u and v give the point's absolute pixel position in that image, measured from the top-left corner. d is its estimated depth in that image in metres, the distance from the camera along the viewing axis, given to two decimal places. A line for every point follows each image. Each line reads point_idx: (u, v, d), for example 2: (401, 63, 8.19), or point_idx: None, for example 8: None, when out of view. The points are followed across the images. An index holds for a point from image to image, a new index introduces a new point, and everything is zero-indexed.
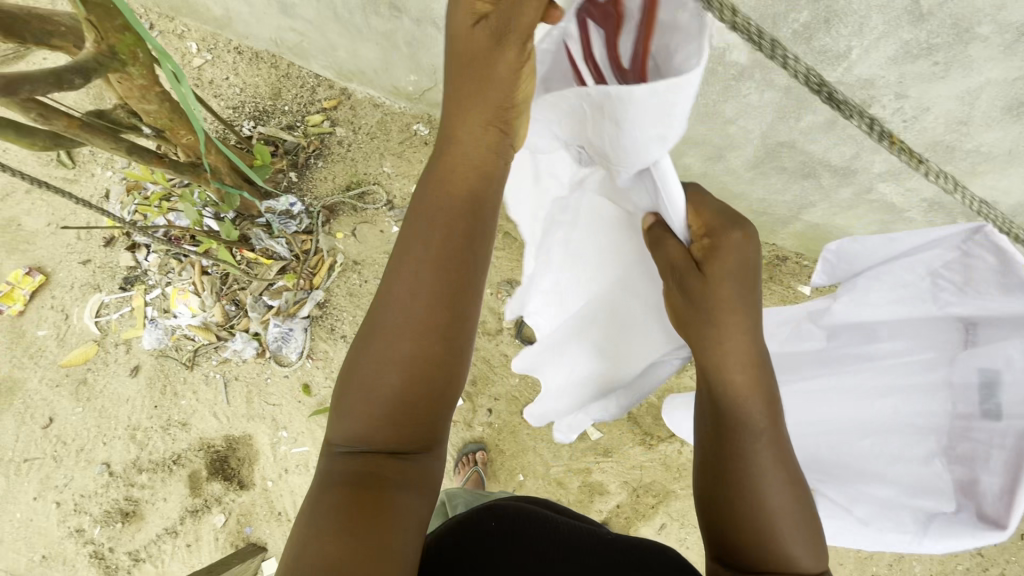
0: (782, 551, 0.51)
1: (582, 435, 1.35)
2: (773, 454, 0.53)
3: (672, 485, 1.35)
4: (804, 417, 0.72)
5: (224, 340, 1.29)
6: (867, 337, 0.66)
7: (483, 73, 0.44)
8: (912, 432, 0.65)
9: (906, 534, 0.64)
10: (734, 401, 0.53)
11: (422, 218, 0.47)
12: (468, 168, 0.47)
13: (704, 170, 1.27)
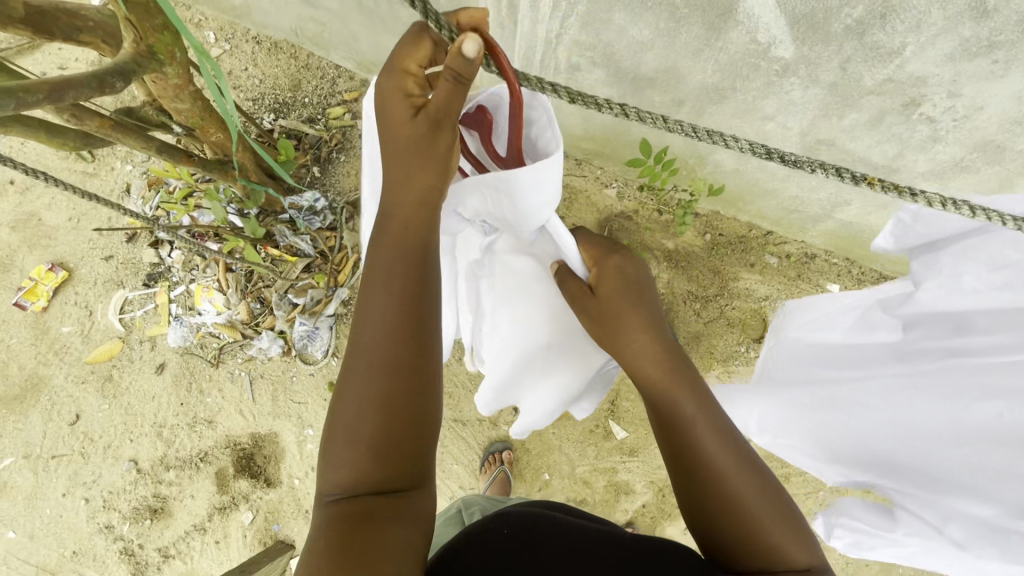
0: (753, 534, 0.54)
1: (608, 434, 1.34)
2: (715, 441, 0.60)
3: None
4: (894, 415, 0.76)
5: (249, 338, 1.28)
6: (958, 329, 0.68)
7: (424, 148, 0.49)
8: (1021, 443, 0.64)
9: (1012, 560, 0.65)
10: (670, 402, 0.63)
11: (383, 265, 0.50)
12: (416, 216, 0.52)
13: (736, 167, 1.24)
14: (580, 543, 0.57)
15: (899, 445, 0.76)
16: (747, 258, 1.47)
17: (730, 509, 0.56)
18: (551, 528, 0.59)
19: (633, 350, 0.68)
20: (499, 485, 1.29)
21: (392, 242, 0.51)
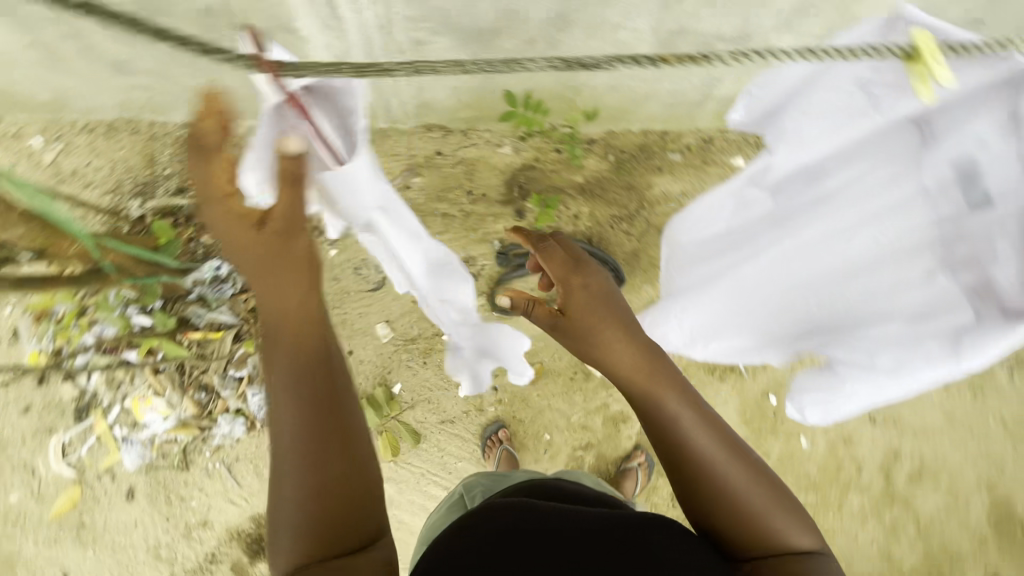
0: (734, 493, 0.64)
1: (588, 376, 1.37)
2: (695, 421, 0.69)
3: None
4: (793, 277, 0.80)
5: (208, 429, 1.23)
6: (814, 179, 0.72)
7: (284, 259, 0.64)
8: (905, 255, 0.69)
9: (939, 361, 0.68)
10: (647, 395, 0.72)
11: (276, 384, 0.62)
12: (299, 324, 0.64)
13: (611, 84, 1.24)
14: (561, 529, 0.60)
15: (808, 302, 0.81)
16: (653, 162, 1.51)
17: (725, 490, 0.64)
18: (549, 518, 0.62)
19: (616, 358, 0.75)
20: (508, 463, 1.32)
21: (282, 354, 0.63)
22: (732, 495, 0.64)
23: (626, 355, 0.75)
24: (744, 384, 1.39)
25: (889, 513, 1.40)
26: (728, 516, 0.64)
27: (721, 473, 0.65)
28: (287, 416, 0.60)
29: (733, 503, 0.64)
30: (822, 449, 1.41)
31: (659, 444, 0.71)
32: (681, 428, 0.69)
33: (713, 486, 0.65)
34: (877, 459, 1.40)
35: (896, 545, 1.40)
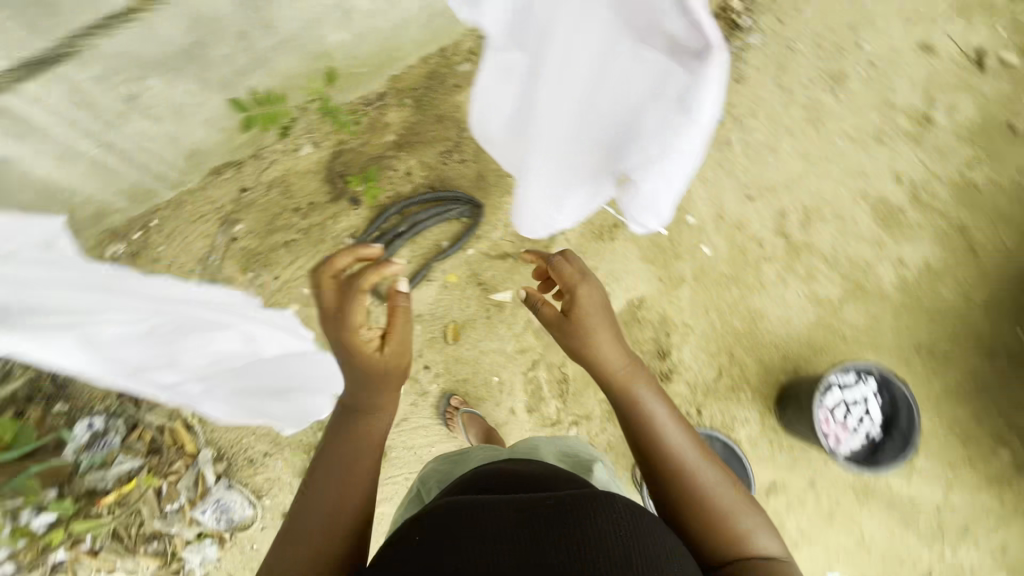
0: (702, 490, 0.80)
1: (497, 306, 1.42)
2: (673, 420, 0.87)
3: (586, 264, 1.45)
4: (571, 115, 0.78)
5: (181, 567, 1.26)
6: (521, 25, 0.66)
7: (367, 373, 0.90)
8: (623, 42, 0.66)
9: (688, 128, 0.65)
10: (628, 389, 0.90)
11: (339, 454, 0.89)
12: (363, 415, 0.92)
13: (352, 35, 1.20)
14: (500, 516, 0.62)
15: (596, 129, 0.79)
16: (448, 81, 1.44)
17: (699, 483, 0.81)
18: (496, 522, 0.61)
19: (605, 351, 0.91)
20: (473, 423, 1.34)
21: (353, 429, 0.91)
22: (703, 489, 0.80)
23: (617, 357, 0.91)
24: (631, 231, 1.46)
25: (800, 262, 1.50)
26: (699, 499, 0.80)
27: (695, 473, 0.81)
28: (354, 484, 0.86)
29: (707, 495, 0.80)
30: (724, 245, 1.49)
31: (632, 430, 0.88)
32: (658, 423, 0.86)
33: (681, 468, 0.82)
34: (770, 226, 1.51)
35: (817, 284, 1.49)
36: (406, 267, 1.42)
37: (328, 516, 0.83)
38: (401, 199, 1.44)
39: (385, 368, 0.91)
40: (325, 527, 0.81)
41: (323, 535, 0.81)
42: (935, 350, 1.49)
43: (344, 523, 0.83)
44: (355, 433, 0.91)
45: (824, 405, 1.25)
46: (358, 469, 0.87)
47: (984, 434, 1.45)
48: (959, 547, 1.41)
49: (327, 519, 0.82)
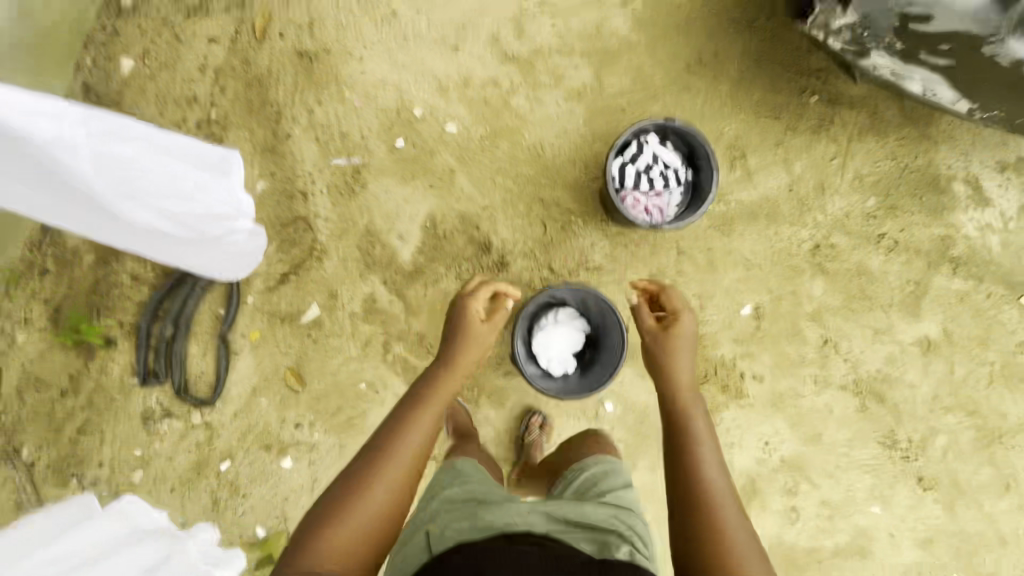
0: (729, 535, 0.75)
1: (314, 324, 1.30)
2: (716, 449, 0.86)
3: (361, 225, 1.33)
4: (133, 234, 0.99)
5: None
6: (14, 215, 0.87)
7: (457, 362, 0.99)
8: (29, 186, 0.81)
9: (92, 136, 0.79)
10: (682, 401, 0.91)
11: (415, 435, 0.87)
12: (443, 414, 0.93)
13: None
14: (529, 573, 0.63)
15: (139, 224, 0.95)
16: None
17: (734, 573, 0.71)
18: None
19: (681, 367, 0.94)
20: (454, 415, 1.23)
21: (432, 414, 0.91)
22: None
23: (688, 375, 0.94)
24: (376, 164, 1.33)
25: (541, 71, 1.38)
26: (716, 538, 0.74)
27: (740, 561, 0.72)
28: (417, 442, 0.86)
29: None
30: (465, 110, 1.36)
31: (670, 443, 0.88)
32: (693, 442, 0.85)
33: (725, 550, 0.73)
34: (492, 60, 1.37)
35: (568, 79, 1.38)
36: (205, 358, 1.27)
37: (391, 455, 0.84)
38: (145, 305, 1.26)
39: (466, 357, 1.01)
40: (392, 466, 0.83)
41: (389, 476, 0.82)
42: (704, 57, 1.42)
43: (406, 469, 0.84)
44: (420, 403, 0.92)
45: (626, 188, 1.21)
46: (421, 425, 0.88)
47: (788, 97, 1.43)
48: (828, 203, 1.43)
49: (390, 464, 0.83)
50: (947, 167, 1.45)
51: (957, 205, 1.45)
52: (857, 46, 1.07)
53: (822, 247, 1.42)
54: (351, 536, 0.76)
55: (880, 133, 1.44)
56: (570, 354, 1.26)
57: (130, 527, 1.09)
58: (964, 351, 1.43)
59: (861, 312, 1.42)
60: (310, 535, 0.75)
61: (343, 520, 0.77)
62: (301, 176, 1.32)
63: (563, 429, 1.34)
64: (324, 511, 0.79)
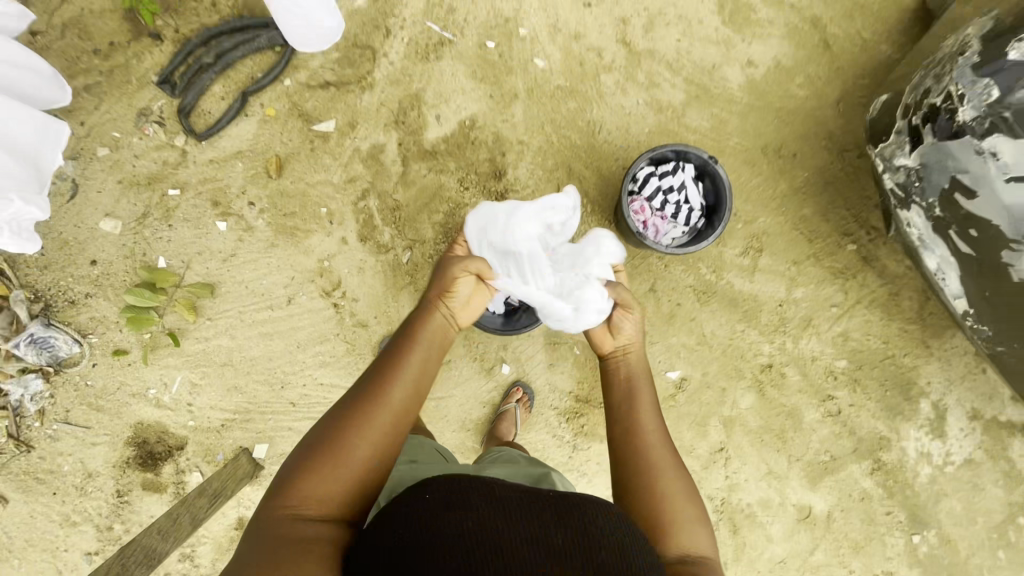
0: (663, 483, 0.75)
1: (321, 137, 1.36)
2: (652, 411, 0.83)
3: (415, 89, 1.39)
4: None
5: (12, 402, 1.21)
6: None
7: (435, 339, 0.85)
8: None
9: None
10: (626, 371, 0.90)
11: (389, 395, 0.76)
12: (421, 377, 0.81)
13: None
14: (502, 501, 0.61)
15: None
16: None
17: (629, 420, 0.82)
18: (477, 496, 0.61)
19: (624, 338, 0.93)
20: None
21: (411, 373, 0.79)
22: (626, 430, 0.81)
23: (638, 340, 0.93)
24: (459, 48, 1.39)
25: (641, 69, 1.43)
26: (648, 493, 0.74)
27: (634, 413, 0.83)
28: (402, 398, 0.77)
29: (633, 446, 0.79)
30: (561, 57, 1.42)
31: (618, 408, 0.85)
32: (638, 405, 0.84)
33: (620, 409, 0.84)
34: (609, 34, 1.43)
35: (659, 91, 1.43)
36: (219, 103, 1.34)
37: (376, 413, 0.74)
38: (205, 29, 1.33)
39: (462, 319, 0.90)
40: (363, 437, 0.71)
41: (360, 447, 0.71)
42: (782, 151, 1.45)
43: (383, 438, 0.73)
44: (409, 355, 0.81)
45: (640, 195, 1.24)
46: (409, 369, 0.79)
47: (831, 230, 1.44)
48: (803, 339, 1.43)
49: (364, 430, 0.72)
50: (926, 380, 1.45)
51: (913, 418, 1.44)
52: (905, 192, 1.06)
53: (773, 370, 1.42)
54: (313, 501, 0.67)
55: (890, 312, 1.44)
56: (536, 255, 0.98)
57: None
58: (832, 539, 1.42)
59: (769, 448, 1.41)
60: (277, 489, 0.68)
61: (318, 479, 0.68)
62: (394, 17, 1.38)
63: (454, 359, 1.36)
64: (287, 478, 0.68)
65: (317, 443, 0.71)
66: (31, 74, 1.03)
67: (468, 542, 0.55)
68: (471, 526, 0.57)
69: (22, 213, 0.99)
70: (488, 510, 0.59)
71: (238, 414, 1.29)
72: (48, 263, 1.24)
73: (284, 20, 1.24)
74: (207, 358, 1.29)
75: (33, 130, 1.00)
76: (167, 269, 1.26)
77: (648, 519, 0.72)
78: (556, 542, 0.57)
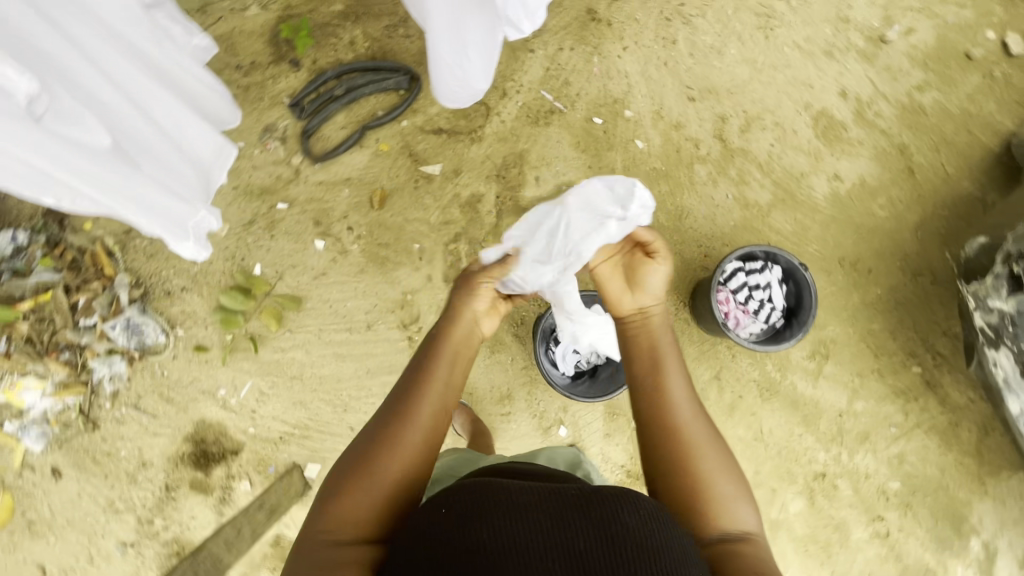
0: (700, 464, 0.71)
1: (426, 178, 1.44)
2: (683, 384, 0.78)
3: (520, 149, 1.47)
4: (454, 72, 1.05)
5: (91, 380, 1.24)
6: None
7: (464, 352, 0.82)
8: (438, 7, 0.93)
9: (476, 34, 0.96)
10: (651, 339, 0.84)
11: (419, 409, 0.73)
12: (451, 384, 0.78)
13: None
14: (518, 503, 0.56)
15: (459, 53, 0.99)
16: None
17: (659, 394, 0.77)
18: (493, 499, 0.56)
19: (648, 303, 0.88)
20: (474, 421, 1.29)
21: (435, 375, 0.77)
22: (655, 406, 0.77)
23: (656, 302, 0.88)
24: (567, 118, 1.48)
25: (733, 166, 1.50)
26: (686, 477, 0.71)
27: (661, 382, 0.78)
28: (431, 405, 0.74)
29: (665, 431, 0.75)
30: (660, 141, 1.50)
31: (641, 380, 0.80)
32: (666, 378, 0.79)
33: (648, 387, 0.79)
34: (708, 128, 1.51)
35: (748, 188, 1.50)
36: (340, 131, 1.43)
37: (398, 425, 0.71)
38: (341, 64, 1.43)
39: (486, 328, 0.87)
40: (392, 455, 0.69)
41: (384, 464, 0.69)
42: (858, 264, 1.49)
43: (412, 450, 0.71)
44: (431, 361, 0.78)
45: (725, 287, 1.30)
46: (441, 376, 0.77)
47: (898, 348, 1.46)
48: (859, 453, 1.43)
49: (393, 449, 0.70)
50: (978, 518, 1.42)
51: (961, 554, 1.41)
52: (995, 334, 1.15)
53: (826, 480, 1.42)
54: (346, 523, 0.65)
55: (949, 442, 1.43)
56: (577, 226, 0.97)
57: (180, 178, 0.96)
58: None
59: (813, 558, 1.41)
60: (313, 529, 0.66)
61: (348, 505, 0.66)
62: (513, 81, 1.47)
63: (514, 413, 1.38)
64: (318, 514, 0.66)
65: (344, 471, 0.69)
66: (219, 96, 1.06)
67: (488, 558, 0.51)
68: (486, 539, 0.53)
69: (207, 228, 1.04)
70: (504, 520, 0.54)
71: (298, 429, 1.31)
72: (154, 253, 1.28)
73: (437, 76, 1.06)
74: (279, 369, 1.32)
75: (214, 146, 1.07)
76: (262, 277, 1.31)
77: (683, 504, 0.70)
78: (577, 545, 0.53)
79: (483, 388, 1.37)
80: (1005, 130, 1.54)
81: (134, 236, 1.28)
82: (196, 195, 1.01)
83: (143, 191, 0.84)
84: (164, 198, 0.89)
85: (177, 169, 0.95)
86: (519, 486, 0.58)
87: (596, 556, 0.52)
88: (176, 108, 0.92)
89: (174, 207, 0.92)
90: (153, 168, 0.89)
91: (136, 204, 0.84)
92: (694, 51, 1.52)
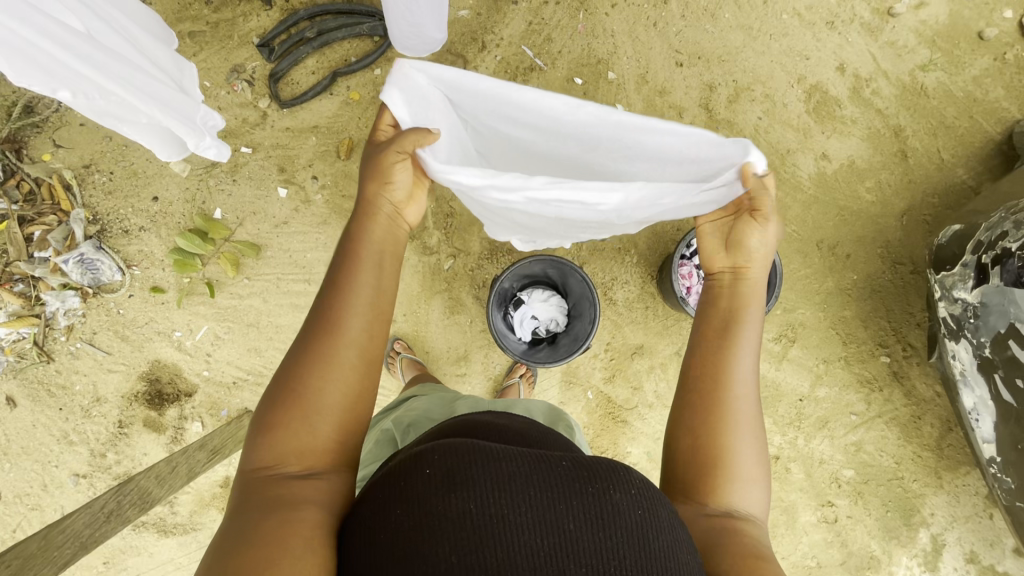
0: (732, 444, 0.72)
1: None
2: (747, 363, 0.76)
3: None
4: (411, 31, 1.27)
5: (45, 313, 1.25)
6: None
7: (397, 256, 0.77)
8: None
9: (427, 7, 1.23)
10: (730, 306, 0.79)
11: (349, 326, 0.68)
12: (385, 295, 0.72)
13: None
14: (511, 473, 0.50)
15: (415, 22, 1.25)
16: None
17: (718, 364, 0.76)
18: (482, 466, 0.50)
19: (748, 270, 0.80)
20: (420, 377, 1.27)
21: (367, 286, 0.71)
22: (712, 373, 0.76)
23: (757, 272, 0.80)
24: (547, 77, 1.42)
25: None
26: (717, 450, 0.72)
27: (727, 356, 0.76)
28: (368, 320, 0.70)
29: (716, 402, 0.74)
30: (642, 107, 1.44)
31: (706, 346, 0.78)
32: (731, 352, 0.76)
33: (712, 345, 0.77)
34: (694, 97, 1.45)
35: None
36: (309, 76, 1.38)
37: (332, 345, 0.66)
38: (314, 5, 1.37)
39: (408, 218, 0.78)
40: (325, 376, 0.65)
41: (324, 385, 0.65)
42: (837, 249, 1.44)
43: (348, 371, 0.67)
44: (361, 273, 0.72)
45: (689, 261, 1.27)
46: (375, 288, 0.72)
47: (868, 337, 1.43)
48: (816, 439, 1.42)
49: (323, 370, 0.65)
50: (930, 511, 1.41)
51: (908, 545, 1.41)
52: (958, 325, 1.20)
53: (778, 462, 1.42)
54: (291, 452, 0.62)
55: (908, 435, 1.41)
56: (532, 130, 0.85)
57: (163, 78, 0.95)
58: None
59: None
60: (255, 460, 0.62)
61: (287, 434, 0.62)
62: (494, 34, 1.41)
63: (469, 374, 1.38)
64: (257, 446, 0.63)
65: (278, 397, 0.64)
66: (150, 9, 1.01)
67: (474, 533, 0.47)
68: (473, 511, 0.48)
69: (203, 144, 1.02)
70: (495, 492, 0.49)
71: (251, 375, 1.31)
72: (113, 190, 1.27)
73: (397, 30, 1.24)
74: (235, 315, 1.31)
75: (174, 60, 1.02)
76: (221, 223, 1.29)
77: (708, 467, 0.72)
78: (567, 527, 0.48)
79: (439, 349, 1.37)
80: (1010, 118, 1.46)
81: (93, 172, 1.26)
82: (195, 98, 1.01)
83: (128, 74, 0.86)
84: (153, 88, 0.90)
85: (155, 73, 0.92)
86: (511, 451, 0.53)
87: (585, 540, 0.48)
88: (121, 14, 0.88)
89: (175, 100, 0.95)
90: (135, 65, 0.88)
91: (129, 85, 0.86)
92: (687, 14, 1.44)
